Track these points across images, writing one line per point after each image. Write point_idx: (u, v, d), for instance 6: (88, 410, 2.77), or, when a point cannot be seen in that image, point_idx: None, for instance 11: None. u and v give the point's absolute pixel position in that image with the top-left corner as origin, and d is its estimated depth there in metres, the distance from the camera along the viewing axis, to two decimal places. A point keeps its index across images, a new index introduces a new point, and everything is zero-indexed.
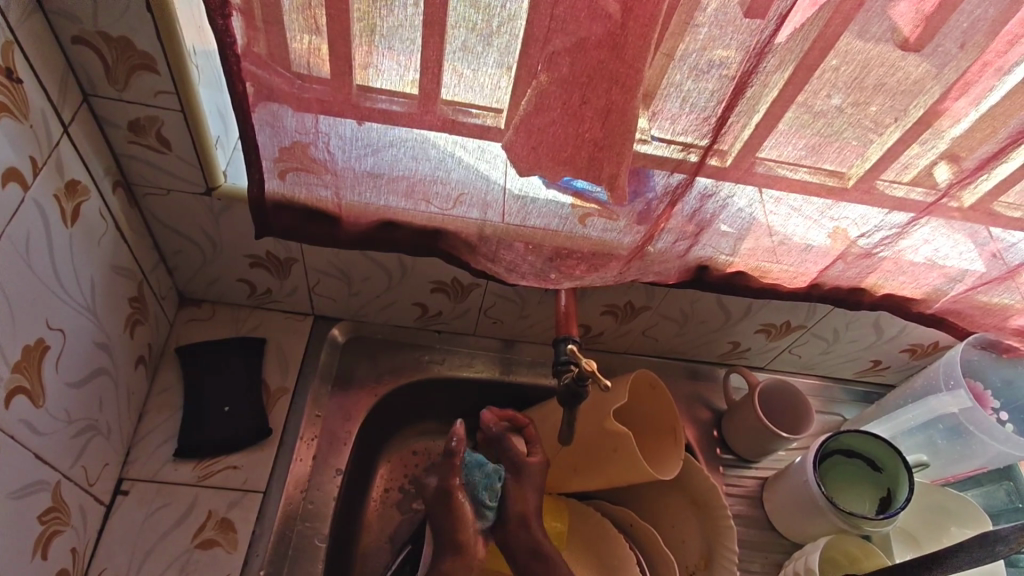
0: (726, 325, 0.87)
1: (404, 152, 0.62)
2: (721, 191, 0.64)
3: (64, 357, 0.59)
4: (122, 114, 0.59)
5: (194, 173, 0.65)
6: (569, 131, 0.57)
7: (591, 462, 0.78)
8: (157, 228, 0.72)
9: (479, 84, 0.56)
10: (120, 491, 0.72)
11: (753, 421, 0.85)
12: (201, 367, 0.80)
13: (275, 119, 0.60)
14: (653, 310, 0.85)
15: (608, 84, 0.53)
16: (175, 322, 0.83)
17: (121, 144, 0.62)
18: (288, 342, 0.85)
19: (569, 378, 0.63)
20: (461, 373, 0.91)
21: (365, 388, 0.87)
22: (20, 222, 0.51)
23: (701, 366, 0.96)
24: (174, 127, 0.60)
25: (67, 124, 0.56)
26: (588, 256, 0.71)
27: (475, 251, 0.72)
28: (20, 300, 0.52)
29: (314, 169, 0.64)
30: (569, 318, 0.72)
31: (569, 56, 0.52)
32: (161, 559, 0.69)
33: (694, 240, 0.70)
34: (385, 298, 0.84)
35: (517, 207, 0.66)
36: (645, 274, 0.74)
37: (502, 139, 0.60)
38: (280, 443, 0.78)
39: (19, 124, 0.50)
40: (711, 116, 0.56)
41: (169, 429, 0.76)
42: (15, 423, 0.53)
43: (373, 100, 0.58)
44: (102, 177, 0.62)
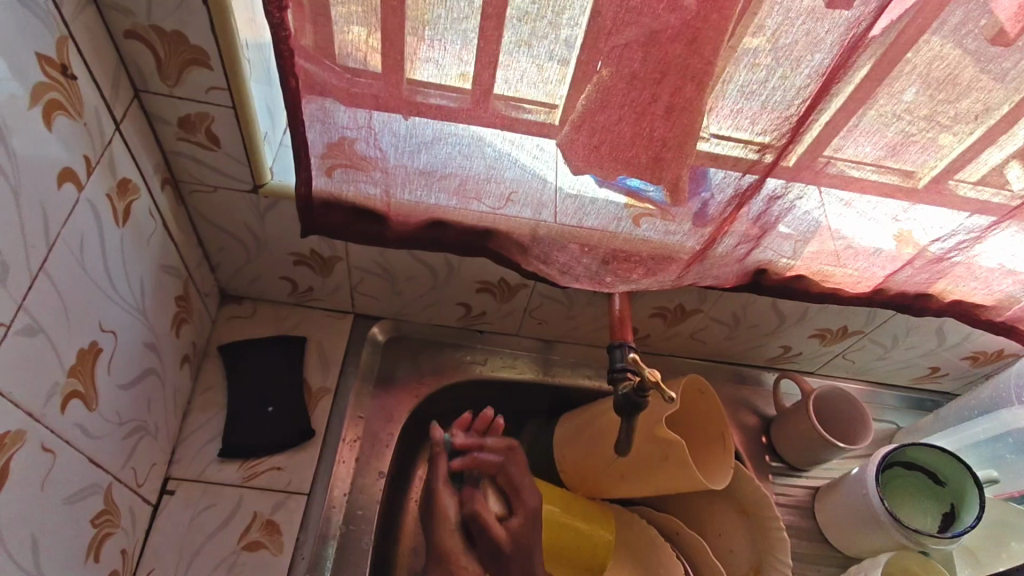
0: (779, 329, 0.84)
1: (458, 150, 0.60)
2: (790, 193, 0.61)
3: (115, 359, 0.56)
4: (173, 111, 0.57)
5: (242, 171, 0.64)
6: (632, 127, 0.55)
7: (641, 470, 0.76)
8: (201, 225, 0.71)
9: (537, 78, 0.53)
10: (166, 490, 0.71)
11: (806, 428, 0.82)
12: (244, 366, 0.79)
13: (326, 116, 0.58)
14: (703, 314, 0.82)
15: (680, 79, 0.50)
16: (217, 320, 0.82)
17: (170, 142, 0.60)
18: (329, 341, 0.84)
19: (627, 389, 0.60)
20: (502, 375, 0.90)
21: (406, 388, 0.86)
22: (75, 222, 0.48)
23: (748, 370, 0.94)
24: (224, 123, 0.58)
25: (120, 122, 0.53)
26: (646, 259, 0.68)
27: (527, 253, 0.70)
28: (75, 305, 0.49)
29: (363, 166, 0.63)
30: (624, 321, 0.69)
31: (641, 50, 0.49)
32: (208, 560, 0.68)
33: (756, 243, 0.67)
34: (428, 297, 0.82)
35: (574, 207, 0.64)
36: (702, 278, 0.71)
37: (560, 137, 0.58)
38: (323, 443, 0.78)
39: (74, 122, 0.47)
40: (792, 115, 0.53)
41: (213, 428, 0.76)
42: (70, 427, 0.50)
43: (424, 94, 0.55)
44: (151, 175, 0.60)
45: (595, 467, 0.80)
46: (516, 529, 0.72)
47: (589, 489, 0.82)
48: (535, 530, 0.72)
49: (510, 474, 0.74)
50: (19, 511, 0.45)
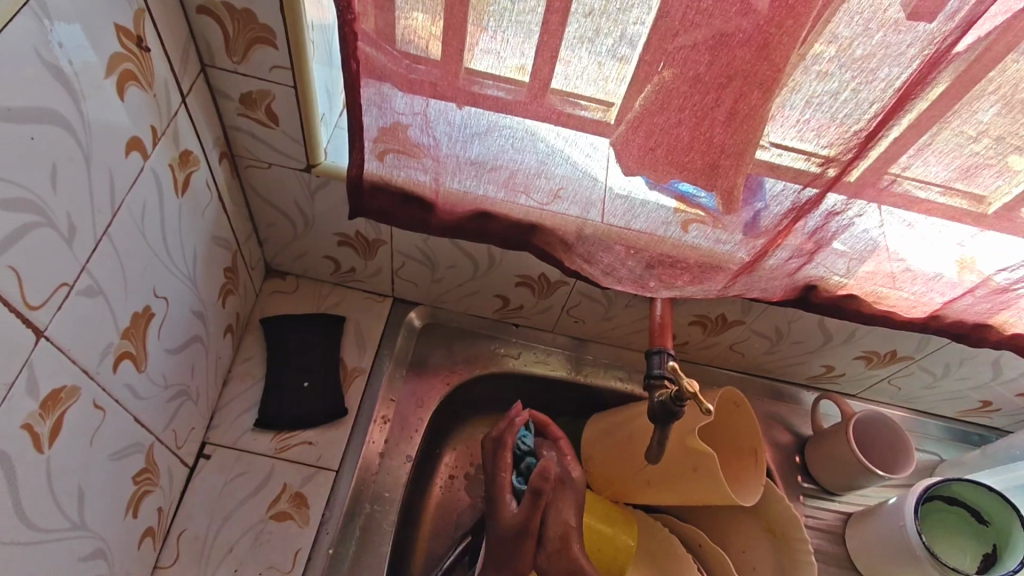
0: (822, 348, 0.82)
1: (510, 143, 0.60)
2: (851, 209, 0.59)
3: (165, 324, 0.58)
4: (237, 87, 0.58)
5: (297, 150, 0.65)
6: (690, 131, 0.53)
7: (669, 478, 0.75)
8: (253, 199, 0.72)
9: (597, 75, 0.52)
10: (204, 454, 0.73)
11: (842, 452, 0.80)
12: (283, 340, 0.81)
13: (383, 101, 0.58)
14: (745, 326, 0.80)
15: (747, 84, 0.49)
16: (261, 293, 0.84)
17: (231, 117, 0.62)
18: (367, 322, 0.86)
19: (664, 396, 0.59)
20: (535, 370, 0.90)
21: (439, 375, 0.87)
22: (139, 189, 0.50)
23: (785, 386, 0.91)
24: (284, 102, 0.59)
25: (186, 95, 0.55)
26: (693, 266, 0.67)
27: (571, 250, 0.69)
28: (134, 271, 0.51)
29: (415, 153, 0.63)
30: (664, 328, 0.68)
31: (708, 53, 0.48)
32: (239, 525, 0.70)
33: (809, 258, 0.65)
34: (467, 287, 0.83)
35: (622, 208, 0.63)
36: (747, 290, 0.70)
37: (613, 135, 0.57)
38: (354, 422, 0.79)
39: (144, 93, 0.48)
40: (860, 129, 0.51)
41: (251, 397, 0.78)
42: (120, 387, 0.52)
43: (479, 84, 0.55)
44: (210, 148, 0.62)
45: (622, 471, 0.80)
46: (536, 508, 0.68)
47: (613, 492, 0.82)
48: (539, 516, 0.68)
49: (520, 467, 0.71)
50: (69, 465, 0.46)
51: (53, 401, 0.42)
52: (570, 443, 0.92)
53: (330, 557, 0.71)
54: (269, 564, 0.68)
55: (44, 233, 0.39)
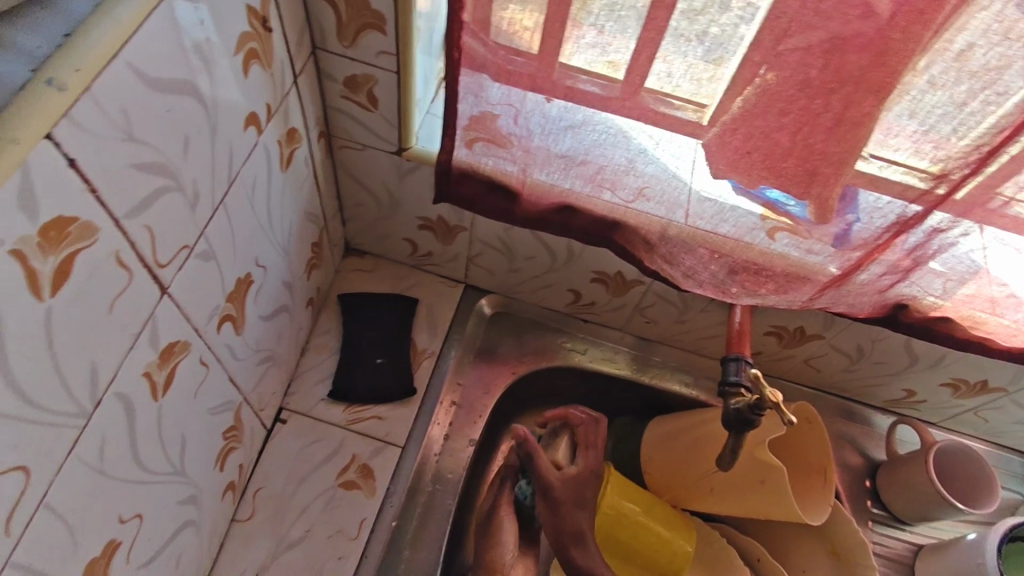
0: (905, 370, 0.78)
1: (602, 138, 0.60)
2: (957, 228, 0.56)
3: (261, 291, 0.61)
4: (343, 69, 0.61)
5: (392, 133, 0.67)
6: (793, 135, 0.52)
7: (735, 489, 0.73)
8: (343, 178, 0.75)
9: (692, 74, 0.51)
10: (280, 419, 0.77)
11: (920, 481, 0.77)
12: (359, 317, 0.84)
13: (480, 90, 0.59)
14: (824, 341, 0.78)
15: (859, 91, 0.47)
16: (340, 269, 0.88)
17: (333, 98, 0.64)
18: (440, 306, 0.88)
19: (741, 405, 0.58)
20: (600, 367, 0.90)
21: (506, 363, 0.88)
22: (252, 162, 0.52)
23: (860, 407, 0.88)
24: (385, 86, 0.61)
25: (297, 74, 0.57)
26: (779, 275, 0.65)
27: (652, 250, 0.69)
28: (242, 239, 0.54)
29: (506, 143, 0.64)
30: (742, 335, 0.67)
31: (822, 56, 0.46)
32: (310, 489, 0.73)
33: (904, 276, 0.62)
34: (540, 279, 0.84)
35: (711, 211, 0.62)
36: (833, 305, 0.68)
37: (706, 137, 0.56)
38: (422, 402, 0.81)
39: (264, 71, 0.51)
40: (980, 145, 0.48)
41: (327, 368, 0.81)
42: (221, 347, 0.55)
43: (572, 79, 0.55)
44: (312, 126, 0.64)
45: (683, 476, 0.79)
46: (570, 479, 0.74)
47: (672, 497, 0.81)
48: (590, 484, 0.74)
49: (589, 431, 0.77)
50: (176, 415, 0.49)
51: (167, 353, 0.45)
52: (621, 437, 0.90)
53: (393, 530, 0.73)
54: (337, 529, 0.71)
55: (172, 196, 0.41)
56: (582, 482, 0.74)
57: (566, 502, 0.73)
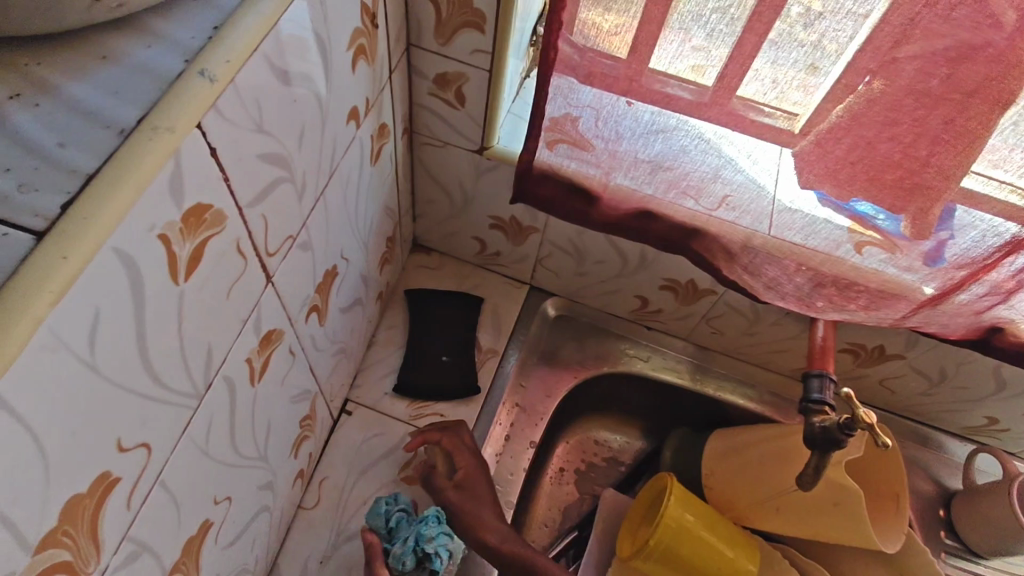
0: (990, 397, 0.75)
1: (691, 145, 0.59)
2: None
3: (343, 283, 0.62)
4: (435, 67, 0.61)
5: (474, 132, 0.67)
6: (902, 147, 0.50)
7: (806, 510, 0.71)
8: (420, 174, 0.76)
9: (782, 82, 0.50)
10: (346, 410, 0.78)
11: (1004, 515, 0.73)
12: (425, 314, 0.85)
13: (570, 92, 0.59)
14: (903, 362, 0.75)
15: (981, 103, 0.45)
16: (406, 265, 0.89)
17: (421, 95, 0.65)
18: (504, 306, 0.88)
19: (828, 424, 0.56)
20: (663, 376, 0.88)
21: (568, 368, 0.87)
22: (349, 157, 0.53)
23: (935, 432, 0.85)
24: (474, 85, 0.61)
25: (392, 70, 0.58)
26: (874, 291, 0.63)
27: (732, 260, 0.67)
28: (333, 233, 0.55)
29: (590, 145, 0.63)
30: (825, 352, 0.65)
31: (946, 66, 0.44)
32: (373, 482, 0.74)
33: (1004, 298, 0.60)
34: (608, 284, 0.83)
35: (802, 223, 0.61)
36: (925, 324, 0.65)
37: (796, 147, 0.55)
38: (484, 401, 0.81)
39: (368, 66, 0.51)
40: None
41: (391, 363, 0.82)
42: (306, 337, 0.56)
43: (661, 83, 0.54)
44: (399, 123, 0.65)
45: (749, 492, 0.77)
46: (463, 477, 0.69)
47: (735, 512, 0.79)
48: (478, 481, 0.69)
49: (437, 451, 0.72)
50: (266, 402, 0.50)
51: (267, 340, 0.46)
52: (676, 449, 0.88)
53: None
54: None
55: (284, 186, 0.41)
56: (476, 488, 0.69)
57: (475, 502, 0.68)
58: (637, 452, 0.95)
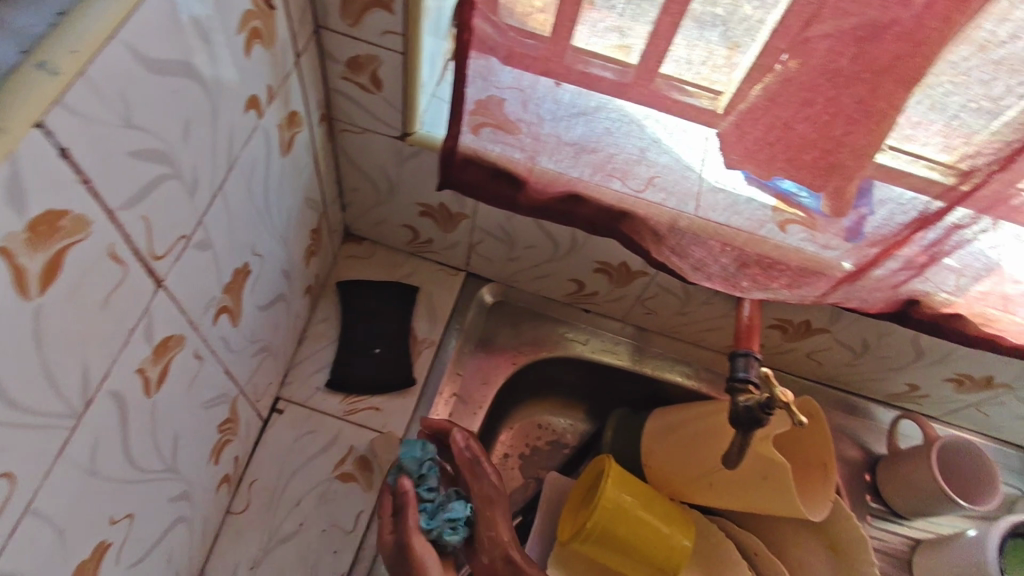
0: (909, 365, 0.78)
1: (614, 127, 0.58)
2: (978, 225, 0.54)
3: (257, 281, 0.58)
4: (346, 49, 0.58)
5: (394, 117, 0.64)
6: (817, 127, 0.50)
7: (738, 486, 0.72)
8: (344, 163, 0.73)
9: (705, 61, 0.49)
10: (276, 409, 0.75)
11: (924, 479, 0.76)
12: (356, 305, 0.82)
13: (489, 74, 0.57)
14: (828, 335, 0.77)
15: (887, 82, 0.45)
16: (337, 256, 0.86)
17: (335, 79, 0.61)
18: (438, 295, 0.86)
19: (751, 403, 0.57)
20: (602, 358, 0.89)
21: (504, 354, 0.87)
22: (251, 149, 0.50)
23: (861, 401, 0.88)
24: (388, 68, 0.59)
25: (299, 54, 0.54)
26: (793, 270, 0.64)
27: (660, 242, 0.67)
28: (239, 228, 0.51)
29: (513, 128, 0.62)
30: (751, 330, 0.66)
31: (854, 45, 0.44)
32: (305, 481, 0.72)
33: (919, 272, 0.61)
34: (542, 269, 0.82)
35: (725, 203, 0.61)
36: (846, 299, 0.66)
37: (719, 127, 0.54)
38: (421, 393, 0.80)
39: (265, 50, 0.48)
40: (1007, 141, 0.47)
41: (323, 358, 0.79)
42: (216, 339, 0.53)
43: (584, 63, 0.53)
44: (313, 110, 0.61)
45: (686, 468, 0.78)
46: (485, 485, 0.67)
47: (673, 489, 0.80)
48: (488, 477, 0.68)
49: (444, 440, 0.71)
50: (168, 411, 0.47)
51: (163, 347, 0.43)
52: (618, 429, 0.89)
53: None
54: (332, 522, 0.70)
55: (170, 184, 0.38)
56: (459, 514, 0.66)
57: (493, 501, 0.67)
58: (580, 434, 0.96)
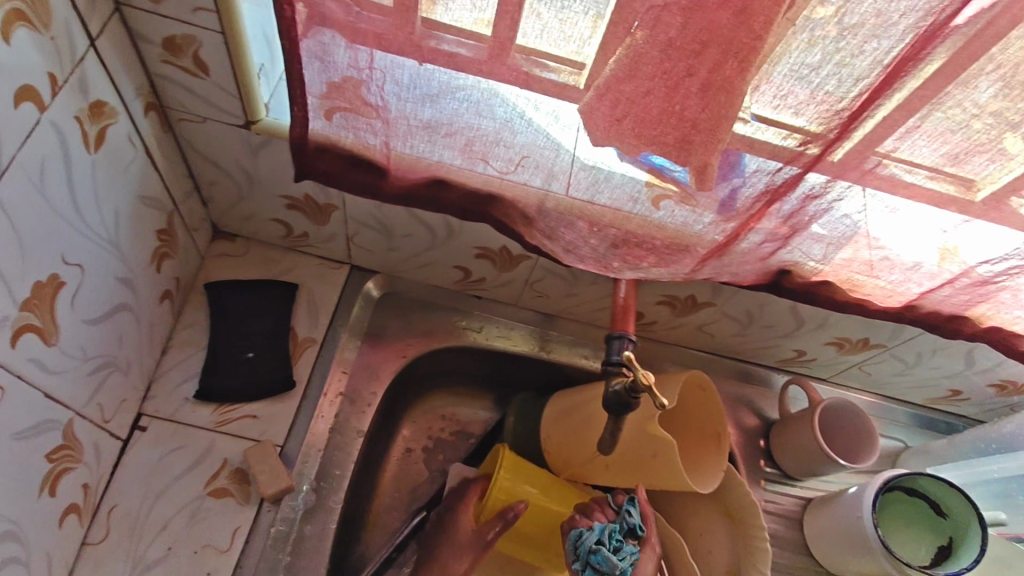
0: (794, 332, 0.79)
1: (467, 106, 0.54)
2: (831, 192, 0.54)
3: (81, 292, 0.54)
4: (157, 29, 0.52)
5: (232, 103, 0.58)
6: (662, 102, 0.48)
7: (628, 467, 0.72)
8: (191, 155, 0.66)
9: (565, 34, 0.46)
10: (138, 426, 0.69)
11: (807, 442, 0.78)
12: (227, 307, 0.76)
13: (325, 53, 0.52)
14: (715, 308, 0.77)
15: (722, 52, 0.44)
16: (205, 255, 0.79)
17: (155, 63, 0.55)
18: (320, 291, 0.81)
19: (620, 386, 0.56)
20: (498, 344, 0.86)
21: (394, 348, 0.83)
22: (35, 147, 0.46)
23: (755, 369, 0.89)
24: (212, 49, 0.53)
25: (96, 38, 0.49)
26: (659, 248, 0.63)
27: (531, 225, 0.65)
28: (34, 236, 0.47)
29: (364, 112, 0.57)
30: (626, 312, 0.64)
31: (682, 14, 0.43)
32: (172, 502, 0.66)
33: (783, 243, 0.61)
34: (425, 258, 0.78)
35: (587, 180, 0.58)
36: (718, 274, 0.66)
37: (581, 103, 0.50)
38: (303, 396, 0.75)
39: (38, 35, 0.43)
40: (845, 107, 0.46)
41: (192, 367, 0.73)
42: (23, 362, 0.49)
43: (437, 39, 0.49)
44: (133, 99, 0.56)
45: (580, 451, 0.77)
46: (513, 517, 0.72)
47: (571, 473, 0.79)
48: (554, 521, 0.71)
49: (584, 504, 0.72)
50: None
51: None
52: (518, 416, 0.87)
53: (272, 536, 0.68)
54: (205, 543, 0.66)
55: None
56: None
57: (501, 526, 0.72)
58: (485, 423, 0.93)
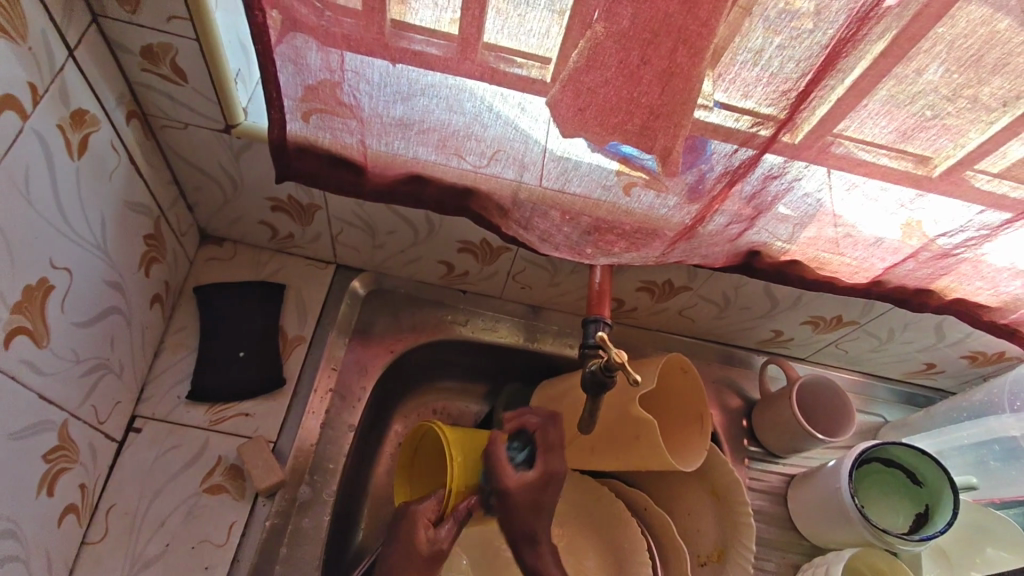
0: (771, 313, 0.81)
1: (437, 102, 0.56)
2: (789, 172, 0.57)
3: (70, 296, 0.56)
4: (136, 40, 0.54)
5: (212, 109, 0.60)
6: (622, 91, 0.50)
7: (612, 450, 0.73)
8: (175, 162, 0.68)
9: (527, 29, 0.48)
10: (133, 428, 0.71)
11: (787, 418, 0.80)
12: (216, 310, 0.78)
13: (298, 57, 0.53)
14: (692, 292, 0.79)
15: (673, 42, 0.46)
16: (194, 260, 0.80)
17: (134, 72, 0.57)
18: (308, 291, 0.83)
19: (595, 366, 0.58)
20: (484, 337, 0.88)
21: (383, 343, 0.85)
22: (20, 154, 0.48)
23: (736, 351, 0.91)
24: (190, 57, 0.55)
25: (73, 48, 0.51)
26: (630, 232, 0.65)
27: (507, 216, 0.67)
28: (21, 241, 0.49)
29: (340, 112, 0.59)
30: (602, 296, 0.66)
31: (632, 6, 0.45)
32: (169, 500, 0.68)
33: (749, 223, 0.64)
34: (409, 253, 0.80)
35: (557, 170, 0.60)
36: (689, 256, 0.69)
37: (547, 95, 0.53)
38: (294, 393, 0.77)
39: (16, 46, 0.45)
40: (793, 88, 0.49)
41: (184, 368, 0.75)
42: (15, 364, 0.51)
43: (407, 40, 0.51)
44: (114, 107, 0.58)
45: (567, 437, 0.79)
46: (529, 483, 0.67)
47: None
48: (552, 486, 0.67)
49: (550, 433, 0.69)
50: None
51: None
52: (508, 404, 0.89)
53: (268, 529, 0.70)
54: (203, 538, 0.67)
55: None
56: (541, 487, 0.67)
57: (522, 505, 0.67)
58: (474, 415, 0.95)
